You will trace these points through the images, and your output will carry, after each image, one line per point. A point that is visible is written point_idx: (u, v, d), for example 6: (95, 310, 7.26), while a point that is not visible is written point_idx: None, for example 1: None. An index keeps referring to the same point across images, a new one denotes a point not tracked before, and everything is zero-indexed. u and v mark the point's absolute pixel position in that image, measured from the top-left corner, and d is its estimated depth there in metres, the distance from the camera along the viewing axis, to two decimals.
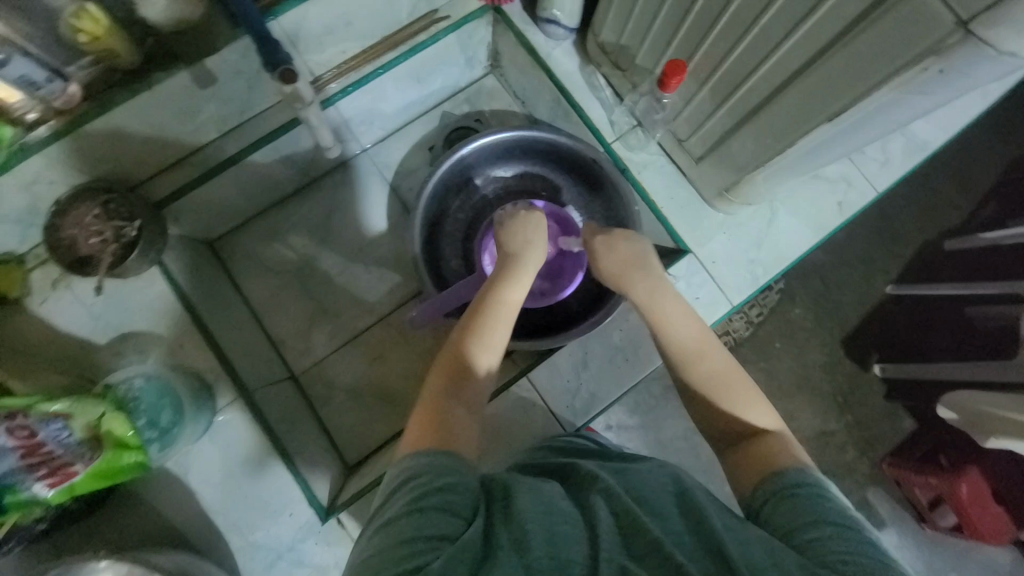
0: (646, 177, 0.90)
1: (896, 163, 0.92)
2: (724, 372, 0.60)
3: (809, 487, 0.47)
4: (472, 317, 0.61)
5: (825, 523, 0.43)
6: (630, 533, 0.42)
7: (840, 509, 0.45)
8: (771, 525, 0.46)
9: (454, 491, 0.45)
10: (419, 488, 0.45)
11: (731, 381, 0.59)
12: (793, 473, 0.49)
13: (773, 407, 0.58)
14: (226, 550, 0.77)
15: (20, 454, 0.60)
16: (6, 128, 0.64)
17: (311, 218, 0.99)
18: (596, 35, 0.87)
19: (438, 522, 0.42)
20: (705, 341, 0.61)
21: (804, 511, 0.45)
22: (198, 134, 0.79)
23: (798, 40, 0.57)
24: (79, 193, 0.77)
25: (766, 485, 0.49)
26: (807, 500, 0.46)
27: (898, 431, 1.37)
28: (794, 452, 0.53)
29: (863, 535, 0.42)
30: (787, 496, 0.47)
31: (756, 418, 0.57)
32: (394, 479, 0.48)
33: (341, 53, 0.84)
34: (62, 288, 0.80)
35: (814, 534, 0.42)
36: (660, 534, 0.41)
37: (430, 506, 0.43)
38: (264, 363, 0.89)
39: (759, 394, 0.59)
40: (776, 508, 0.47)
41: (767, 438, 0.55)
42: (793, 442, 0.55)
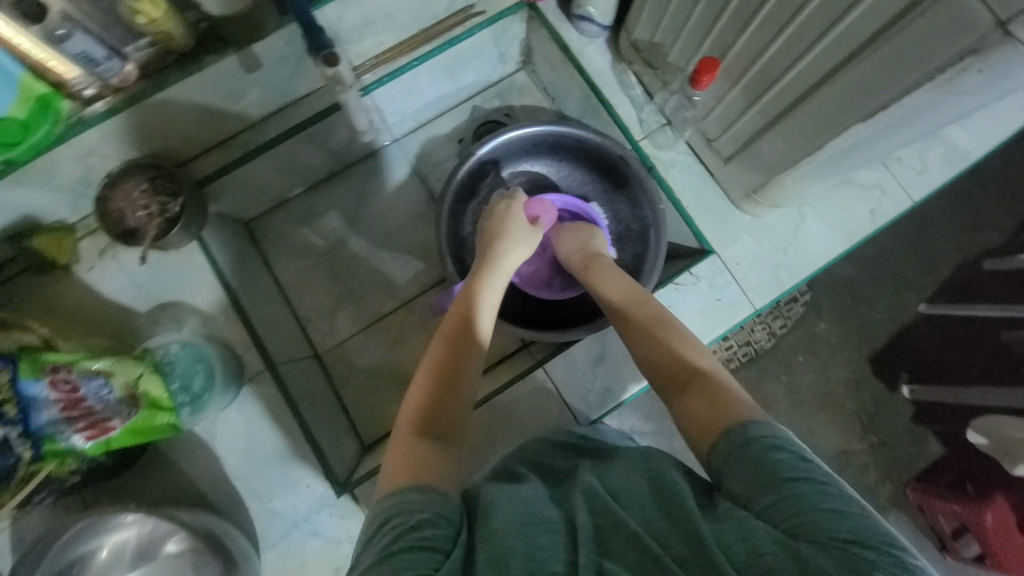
0: (673, 175, 0.89)
1: (934, 172, 0.90)
2: (665, 326, 0.63)
3: (762, 441, 0.46)
4: (439, 357, 0.60)
5: (777, 482, 0.43)
6: (606, 534, 0.43)
7: (792, 457, 0.45)
8: (730, 493, 0.45)
9: (430, 525, 0.44)
10: (395, 531, 0.43)
11: (671, 332, 0.62)
12: (740, 425, 0.48)
13: (710, 350, 0.61)
14: (245, 514, 0.80)
15: (60, 406, 0.65)
16: (64, 103, 0.68)
17: (341, 204, 1.03)
18: (630, 33, 0.88)
19: (416, 558, 0.41)
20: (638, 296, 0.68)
21: (758, 471, 0.44)
22: (240, 117, 0.83)
23: (835, 39, 0.56)
24: (129, 168, 0.82)
25: (723, 441, 0.48)
26: (759, 455, 0.45)
27: (924, 455, 1.34)
28: (731, 387, 0.54)
29: (813, 485, 0.42)
30: (740, 452, 0.46)
31: (697, 360, 0.58)
32: (372, 523, 0.46)
33: (379, 45, 0.86)
34: (108, 258, 0.86)
35: (769, 500, 0.42)
36: (638, 528, 0.43)
37: (407, 545, 0.42)
38: (290, 340, 0.92)
39: (698, 342, 0.61)
40: (731, 468, 0.46)
41: (706, 377, 0.56)
42: (727, 376, 0.56)
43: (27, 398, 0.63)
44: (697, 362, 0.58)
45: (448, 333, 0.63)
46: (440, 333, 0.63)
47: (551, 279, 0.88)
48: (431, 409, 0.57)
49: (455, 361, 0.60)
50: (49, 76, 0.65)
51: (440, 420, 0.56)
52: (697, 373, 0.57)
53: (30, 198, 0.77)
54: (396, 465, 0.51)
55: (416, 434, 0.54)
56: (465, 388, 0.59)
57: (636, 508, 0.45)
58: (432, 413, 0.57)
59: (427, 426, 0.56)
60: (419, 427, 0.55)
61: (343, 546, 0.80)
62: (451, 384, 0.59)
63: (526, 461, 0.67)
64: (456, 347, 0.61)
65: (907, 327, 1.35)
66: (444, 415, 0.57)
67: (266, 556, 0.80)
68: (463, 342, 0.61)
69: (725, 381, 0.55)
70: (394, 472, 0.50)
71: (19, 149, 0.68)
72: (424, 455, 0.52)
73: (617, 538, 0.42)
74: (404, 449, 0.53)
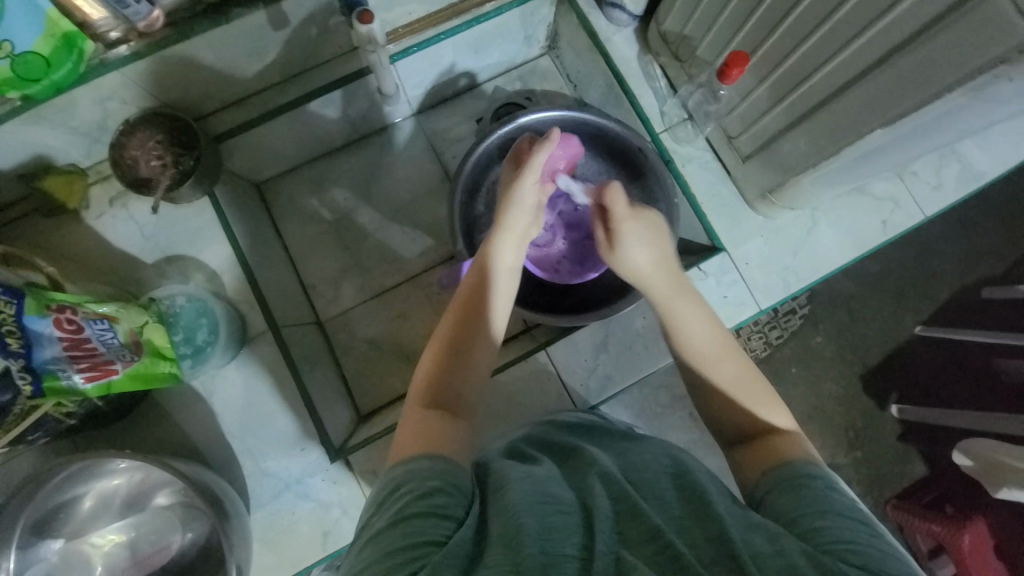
0: (689, 170, 0.89)
1: (948, 190, 0.91)
2: (740, 371, 0.59)
3: (817, 480, 0.47)
4: (454, 335, 0.60)
5: (830, 514, 0.43)
6: (625, 521, 0.42)
7: (848, 502, 0.45)
8: (771, 510, 0.47)
9: (442, 495, 0.45)
10: (408, 496, 0.45)
11: (748, 384, 0.58)
12: (803, 466, 0.49)
13: (783, 403, 0.59)
14: (238, 471, 0.80)
15: (65, 345, 0.62)
16: (88, 43, 0.66)
17: (354, 174, 1.02)
18: (659, 24, 0.87)
19: (426, 523, 0.42)
20: (724, 342, 0.60)
21: (808, 501, 0.45)
22: (261, 75, 0.82)
23: (868, 40, 0.57)
24: (146, 117, 0.81)
25: (772, 475, 0.50)
26: (815, 492, 0.46)
27: (907, 475, 1.34)
28: (805, 446, 0.53)
29: (867, 529, 0.43)
30: (794, 484, 0.47)
31: (771, 415, 0.57)
32: (383, 489, 0.47)
33: (406, 15, 0.84)
34: (118, 206, 0.86)
35: (819, 526, 0.42)
36: (658, 524, 0.41)
37: (418, 510, 0.43)
38: (294, 304, 0.92)
39: (772, 391, 0.59)
40: (778, 496, 0.47)
41: (782, 436, 0.54)
42: (803, 436, 0.55)
43: (31, 333, 0.60)
44: (773, 421, 0.56)
45: (458, 308, 0.61)
46: (454, 310, 0.61)
47: (560, 263, 0.88)
48: (440, 384, 0.58)
49: (466, 337, 0.60)
50: (74, 15, 0.64)
51: (450, 393, 0.57)
52: (769, 427, 0.56)
53: (46, 138, 0.76)
54: (406, 437, 0.53)
55: (426, 406, 0.55)
56: (477, 363, 0.60)
57: (657, 501, 0.46)
58: (442, 388, 0.57)
59: (437, 400, 0.56)
60: (428, 401, 0.56)
61: (334, 511, 0.80)
62: (461, 361, 0.59)
63: (533, 436, 0.66)
64: (464, 323, 0.60)
65: (903, 346, 1.36)
66: (455, 389, 0.58)
67: (256, 515, 0.80)
68: (473, 317, 0.61)
69: (803, 443, 0.54)
70: (404, 444, 0.52)
71: (39, 87, 0.66)
72: (433, 427, 0.53)
73: (635, 529, 0.41)
74: (414, 424, 0.54)
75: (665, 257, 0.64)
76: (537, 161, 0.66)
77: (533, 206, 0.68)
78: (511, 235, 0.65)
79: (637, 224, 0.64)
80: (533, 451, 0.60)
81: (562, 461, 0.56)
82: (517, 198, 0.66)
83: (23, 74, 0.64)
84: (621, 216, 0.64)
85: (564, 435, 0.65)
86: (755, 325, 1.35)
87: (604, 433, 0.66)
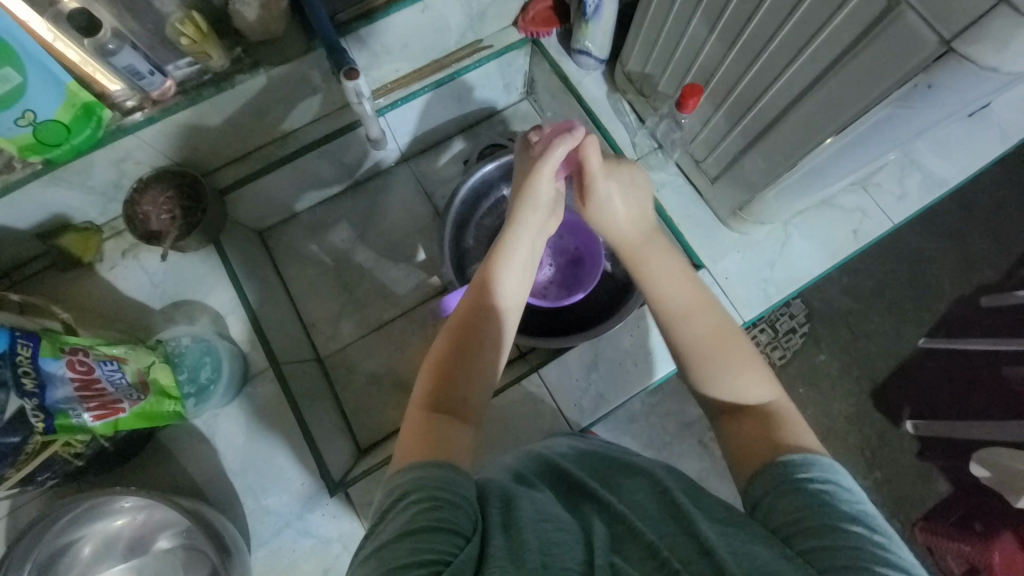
0: (664, 195, 0.95)
1: (914, 198, 0.95)
2: (719, 332, 0.60)
3: (810, 485, 0.47)
4: (459, 339, 0.59)
5: (825, 529, 0.43)
6: (622, 541, 0.44)
7: (847, 511, 0.44)
8: (769, 523, 0.47)
9: (450, 508, 0.43)
10: (415, 508, 0.42)
11: (729, 344, 0.59)
12: (791, 465, 0.49)
13: (772, 375, 0.59)
14: (240, 510, 0.81)
15: (76, 385, 0.66)
16: (106, 112, 0.74)
17: (350, 217, 1.08)
18: (624, 65, 0.96)
19: (435, 539, 0.40)
20: (696, 300, 0.62)
21: (802, 515, 0.45)
22: (265, 131, 0.90)
23: (803, 64, 0.63)
24: (159, 175, 0.88)
25: (762, 478, 0.50)
26: (809, 501, 0.45)
27: (932, 493, 1.29)
28: (787, 430, 0.53)
29: (867, 539, 0.42)
30: (788, 491, 0.47)
31: (753, 389, 0.57)
32: (386, 500, 0.45)
33: (395, 71, 0.94)
34: (130, 258, 0.92)
35: (814, 544, 0.42)
36: (655, 540, 0.43)
37: (426, 525, 0.41)
38: (295, 342, 0.96)
39: (762, 365, 0.59)
40: (774, 503, 0.47)
41: (762, 412, 0.55)
42: (790, 413, 0.55)
43: (45, 373, 0.63)
44: (753, 395, 0.57)
45: (465, 310, 0.61)
46: (460, 313, 0.61)
47: (547, 288, 0.92)
48: (447, 387, 0.56)
49: (472, 336, 0.59)
50: (93, 87, 0.71)
51: (456, 393, 0.56)
52: (750, 405, 0.56)
53: (66, 199, 0.83)
54: (408, 443, 0.51)
55: (430, 410, 0.54)
56: (484, 363, 0.59)
57: (650, 519, 0.47)
58: (448, 390, 0.56)
59: (442, 402, 0.55)
60: (433, 403, 0.55)
61: (334, 546, 0.80)
62: (467, 361, 0.58)
63: (529, 454, 0.67)
64: (472, 326, 0.60)
65: (908, 359, 1.35)
66: (462, 391, 0.57)
67: (257, 554, 0.80)
68: (481, 316, 0.61)
69: (785, 422, 0.54)
70: (407, 450, 0.50)
71: (60, 150, 0.74)
72: (437, 430, 0.52)
73: (634, 546, 0.43)
74: (416, 427, 0.53)
75: (642, 212, 0.69)
76: (554, 155, 0.65)
77: (548, 202, 0.68)
78: (522, 236, 0.65)
79: (609, 188, 0.68)
80: (528, 471, 0.60)
81: (557, 486, 0.57)
82: (531, 193, 0.67)
83: (46, 140, 0.72)
84: (594, 172, 0.67)
85: (560, 454, 0.65)
86: (756, 345, 1.34)
87: (598, 455, 0.65)
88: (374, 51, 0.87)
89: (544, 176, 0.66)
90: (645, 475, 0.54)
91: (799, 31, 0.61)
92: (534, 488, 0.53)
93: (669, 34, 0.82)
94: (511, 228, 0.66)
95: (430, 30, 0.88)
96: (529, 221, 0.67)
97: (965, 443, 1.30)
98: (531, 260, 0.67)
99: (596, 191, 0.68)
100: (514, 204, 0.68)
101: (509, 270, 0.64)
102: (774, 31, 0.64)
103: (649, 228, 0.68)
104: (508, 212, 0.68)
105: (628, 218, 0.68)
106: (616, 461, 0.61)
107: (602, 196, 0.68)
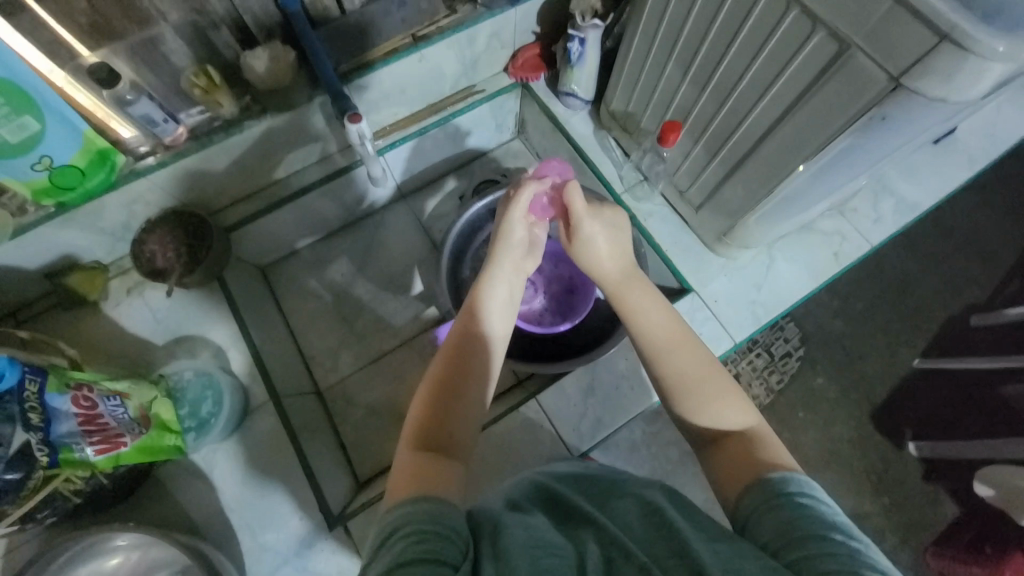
0: (651, 223, 1.00)
1: (889, 220, 1.00)
2: (696, 366, 0.62)
3: (792, 499, 0.48)
4: (445, 378, 0.60)
5: (808, 539, 0.43)
6: (616, 564, 0.44)
7: (828, 520, 0.45)
8: (758, 536, 0.47)
9: (436, 539, 0.44)
10: (404, 542, 0.43)
11: (705, 378, 0.62)
12: (774, 481, 0.50)
13: (746, 399, 0.61)
14: (238, 548, 0.80)
15: (79, 420, 0.67)
16: (121, 156, 0.78)
17: (351, 253, 1.12)
18: (608, 105, 1.02)
19: (421, 570, 0.40)
20: (682, 338, 0.64)
21: (786, 527, 0.45)
22: (269, 172, 0.95)
23: (769, 101, 0.69)
24: (165, 217, 0.90)
25: (750, 493, 0.51)
26: (792, 513, 0.46)
27: (940, 518, 1.27)
28: (769, 451, 0.55)
29: (847, 546, 0.43)
30: (774, 505, 0.48)
31: (730, 414, 0.59)
32: (379, 535, 0.46)
33: (393, 115, 1.00)
34: (135, 295, 0.95)
35: (801, 554, 0.43)
36: (646, 561, 0.44)
37: (414, 557, 0.41)
38: (295, 376, 0.96)
39: (738, 393, 0.61)
40: (760, 518, 0.48)
41: (741, 439, 0.57)
42: (767, 437, 0.58)
43: (51, 410, 0.64)
44: (731, 421, 0.59)
45: (451, 348, 0.63)
46: (446, 350, 0.63)
47: (543, 315, 0.95)
48: (434, 423, 0.58)
49: (458, 373, 0.61)
50: (109, 134, 0.76)
51: (442, 429, 0.58)
52: (729, 430, 0.59)
53: (75, 240, 0.86)
54: (400, 481, 0.52)
55: (419, 447, 0.56)
56: (471, 395, 0.60)
57: (643, 543, 0.47)
58: (434, 426, 0.58)
59: (429, 438, 0.57)
60: (421, 440, 0.57)
61: None
62: (455, 400, 0.59)
63: (525, 480, 0.66)
64: (458, 363, 0.61)
65: (904, 381, 1.36)
66: (449, 426, 0.58)
67: None
68: (465, 349, 0.62)
69: (763, 447, 0.56)
70: (398, 486, 0.51)
71: (73, 195, 0.78)
72: (427, 467, 0.53)
73: (628, 568, 0.44)
74: (405, 464, 0.54)
75: (623, 252, 0.70)
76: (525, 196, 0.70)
77: (522, 239, 0.71)
78: (501, 271, 0.68)
79: (595, 230, 0.69)
80: (525, 496, 0.60)
81: (552, 509, 0.57)
82: (506, 234, 0.70)
83: (61, 184, 0.75)
84: (580, 214, 0.69)
85: (554, 478, 0.65)
86: (753, 371, 1.36)
87: (592, 476, 0.65)
88: (375, 97, 0.93)
89: (517, 217, 0.71)
90: (638, 496, 0.55)
91: (764, 70, 0.67)
92: (530, 514, 0.53)
93: (648, 75, 0.88)
94: (490, 268, 0.69)
95: (426, 77, 0.95)
96: (504, 261, 0.69)
97: (969, 464, 1.30)
98: (512, 297, 0.69)
99: (582, 231, 0.70)
100: (490, 245, 0.71)
101: (488, 304, 0.66)
102: (742, 71, 0.70)
103: (632, 263, 0.71)
104: (487, 252, 0.71)
105: (610, 255, 0.70)
106: (609, 483, 0.62)
107: (586, 235, 0.70)
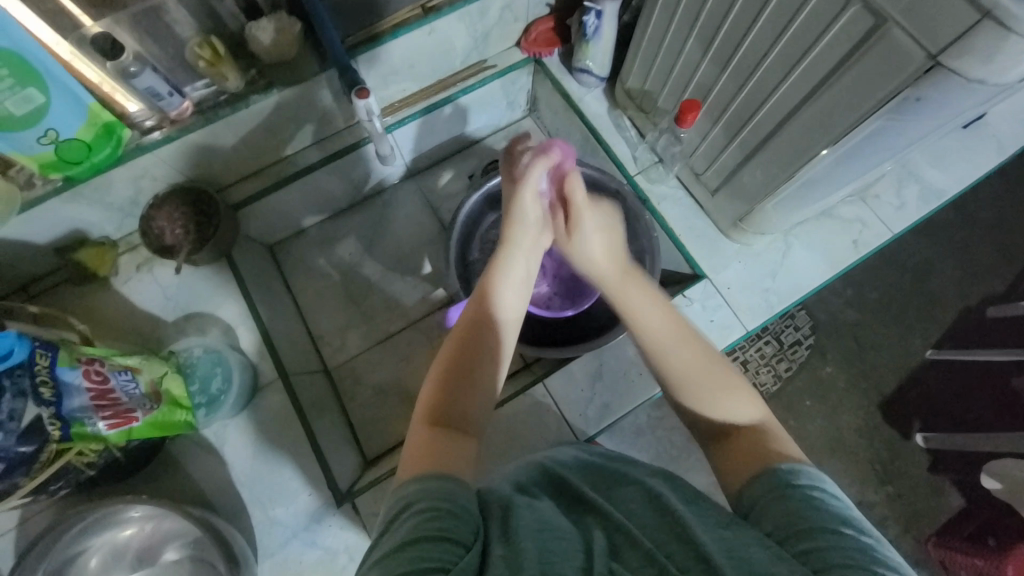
0: (665, 207, 0.98)
1: (913, 208, 0.96)
2: (703, 362, 0.60)
3: (801, 491, 0.47)
4: (459, 357, 0.60)
5: (816, 531, 0.43)
6: (621, 550, 0.44)
7: (837, 514, 0.45)
8: (763, 526, 0.47)
9: (448, 518, 0.43)
10: (416, 518, 0.43)
11: (713, 373, 0.60)
12: (783, 473, 0.50)
13: (754, 392, 0.60)
14: (248, 521, 0.82)
15: (91, 395, 0.68)
16: (126, 131, 0.77)
17: (358, 232, 1.11)
18: (624, 83, 0.98)
19: (432, 548, 0.40)
20: (683, 331, 0.62)
21: (793, 518, 0.45)
22: (276, 149, 0.93)
23: (795, 80, 0.65)
24: (173, 191, 0.90)
25: (758, 483, 0.50)
26: (800, 505, 0.46)
27: (944, 508, 1.27)
28: (781, 445, 0.54)
29: (857, 541, 0.42)
30: (781, 495, 0.48)
31: (741, 407, 0.58)
32: (389, 512, 0.46)
33: (402, 91, 0.98)
34: (144, 271, 0.95)
35: (807, 545, 0.42)
36: (653, 547, 0.43)
37: (426, 534, 0.41)
38: (303, 354, 0.97)
39: (745, 386, 0.60)
40: (766, 508, 0.48)
41: (750, 432, 0.56)
42: (779, 432, 0.56)
43: (62, 384, 0.65)
44: (741, 415, 0.58)
45: (465, 327, 0.62)
46: (460, 330, 0.62)
47: (551, 299, 0.94)
48: (447, 402, 0.57)
49: (472, 353, 0.60)
50: (114, 107, 0.75)
51: (455, 407, 0.57)
52: (739, 424, 0.57)
53: (84, 215, 0.86)
54: (412, 458, 0.52)
55: (432, 424, 0.55)
56: (484, 375, 0.60)
57: (650, 529, 0.46)
58: (446, 404, 0.57)
59: (442, 415, 0.56)
60: (434, 417, 0.56)
61: (340, 558, 0.80)
62: (468, 380, 0.59)
63: (532, 463, 0.66)
64: (471, 344, 0.60)
65: (916, 372, 1.34)
66: (462, 403, 0.58)
67: (263, 565, 0.80)
68: (479, 328, 0.61)
69: (774, 441, 0.55)
70: (409, 464, 0.51)
71: (79, 169, 0.77)
72: (439, 445, 0.53)
73: (633, 554, 0.43)
74: (418, 440, 0.54)
75: (618, 253, 0.69)
76: (533, 175, 0.68)
77: (537, 218, 0.69)
78: (518, 249, 0.67)
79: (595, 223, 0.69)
80: (532, 480, 0.60)
81: (559, 494, 0.57)
82: (518, 211, 0.68)
83: (67, 158, 0.74)
84: (581, 207, 0.69)
85: (562, 462, 0.65)
86: (762, 358, 1.34)
87: (600, 461, 0.65)
88: (383, 72, 0.90)
89: (529, 192, 0.68)
90: (647, 482, 0.55)
91: (792, 47, 0.64)
92: (536, 497, 0.53)
93: (667, 52, 0.85)
94: (505, 249, 0.67)
95: (436, 51, 0.92)
96: (520, 241, 0.67)
97: (977, 457, 1.28)
98: (529, 275, 0.68)
99: (582, 225, 0.69)
100: (504, 221, 0.69)
101: (503, 282, 0.65)
102: (768, 48, 0.67)
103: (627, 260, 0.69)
104: (501, 236, 0.68)
105: (606, 253, 0.68)
106: (618, 468, 0.62)
107: (584, 229, 0.69)
